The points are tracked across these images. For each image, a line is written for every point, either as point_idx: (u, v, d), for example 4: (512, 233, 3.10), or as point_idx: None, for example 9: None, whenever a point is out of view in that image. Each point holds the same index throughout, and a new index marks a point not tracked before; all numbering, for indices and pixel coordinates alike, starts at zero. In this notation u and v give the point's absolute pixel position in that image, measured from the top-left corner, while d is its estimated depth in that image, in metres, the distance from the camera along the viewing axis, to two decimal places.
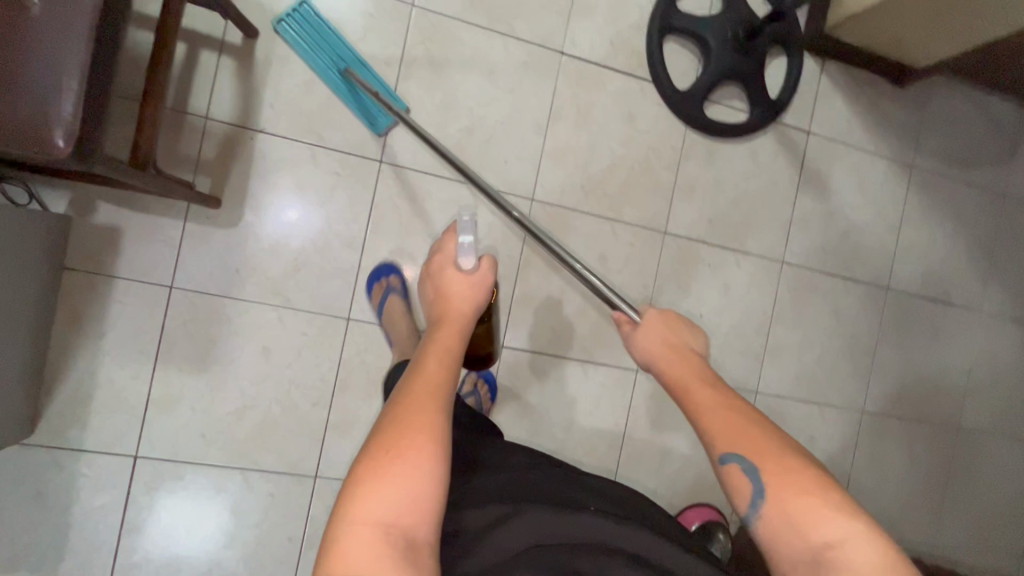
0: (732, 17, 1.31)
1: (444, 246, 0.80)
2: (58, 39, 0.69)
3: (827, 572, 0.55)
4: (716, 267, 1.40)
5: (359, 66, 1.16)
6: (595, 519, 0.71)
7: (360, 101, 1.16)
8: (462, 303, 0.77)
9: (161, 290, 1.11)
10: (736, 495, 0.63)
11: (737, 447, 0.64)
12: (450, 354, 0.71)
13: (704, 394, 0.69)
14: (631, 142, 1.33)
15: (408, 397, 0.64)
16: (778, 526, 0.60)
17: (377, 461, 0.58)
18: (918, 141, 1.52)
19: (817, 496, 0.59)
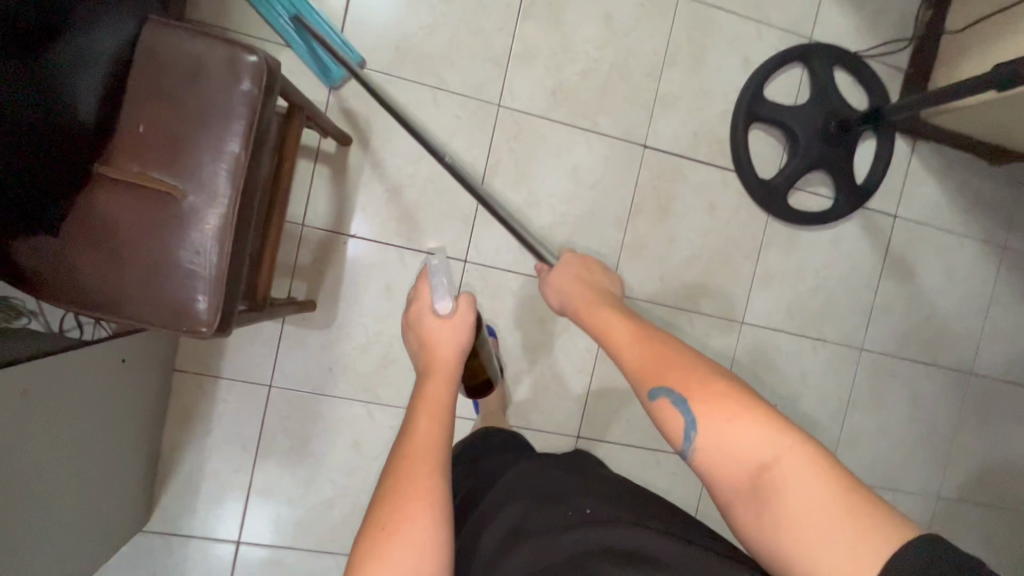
0: (822, 108, 1.28)
1: (418, 294, 0.78)
2: (202, 224, 0.73)
3: (767, 493, 0.51)
4: (792, 355, 1.39)
5: (307, 8, 1.10)
6: (590, 529, 0.68)
7: (314, 50, 1.11)
8: (448, 351, 0.74)
9: (262, 389, 1.17)
10: (669, 432, 0.58)
11: (662, 380, 0.59)
12: (443, 410, 0.68)
13: (615, 327, 0.68)
14: (711, 232, 1.32)
15: (403, 464, 0.62)
16: (714, 455, 0.55)
17: (380, 539, 0.57)
18: (1013, 221, 1.45)
19: (747, 419, 0.54)
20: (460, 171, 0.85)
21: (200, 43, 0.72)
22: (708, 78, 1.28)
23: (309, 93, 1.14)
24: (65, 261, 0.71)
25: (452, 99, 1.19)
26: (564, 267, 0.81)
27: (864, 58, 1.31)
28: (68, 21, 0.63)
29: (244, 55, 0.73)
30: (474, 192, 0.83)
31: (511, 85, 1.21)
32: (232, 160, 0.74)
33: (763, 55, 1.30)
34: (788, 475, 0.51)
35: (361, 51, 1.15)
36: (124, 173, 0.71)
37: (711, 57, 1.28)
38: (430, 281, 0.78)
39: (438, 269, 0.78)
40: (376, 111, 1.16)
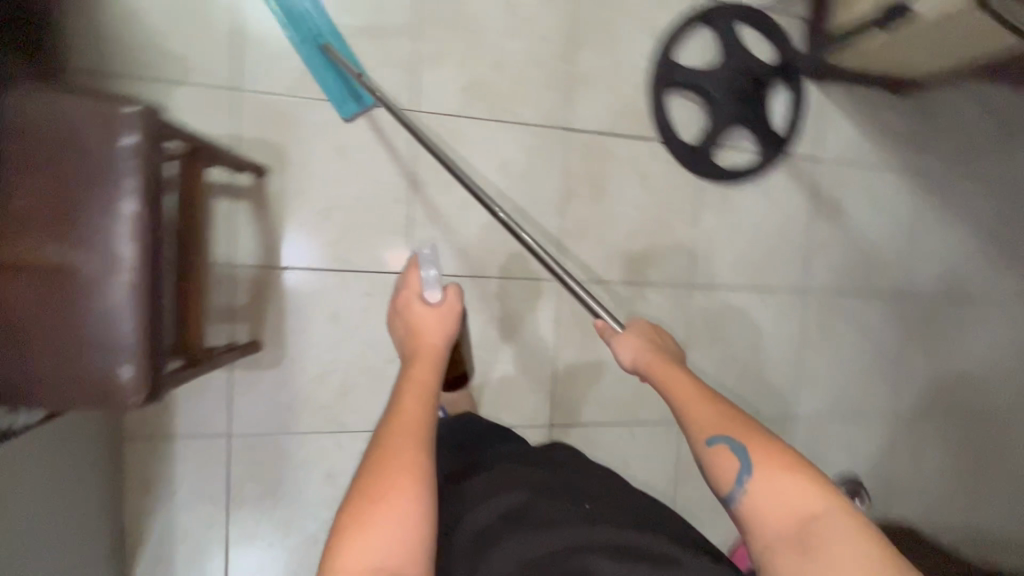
0: (734, 65, 1.29)
1: (409, 280, 0.89)
2: (108, 293, 0.69)
3: (812, 544, 0.57)
4: (743, 309, 1.43)
5: (335, 39, 1.12)
6: (585, 529, 0.72)
7: (337, 77, 1.12)
8: (434, 335, 0.83)
9: (220, 439, 1.13)
10: (723, 477, 0.63)
11: (727, 431, 0.65)
12: (427, 389, 0.75)
13: (680, 381, 0.72)
14: (647, 204, 1.34)
15: (391, 434, 0.67)
16: (764, 501, 0.61)
17: (368, 503, 0.61)
18: (925, 146, 1.53)
19: (801, 476, 0.61)
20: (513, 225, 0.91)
21: (70, 103, 0.67)
22: (619, 53, 1.28)
23: (212, 127, 1.09)
24: None
25: (366, 111, 1.15)
26: (631, 327, 0.84)
27: (765, 11, 1.34)
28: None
29: (120, 109, 0.68)
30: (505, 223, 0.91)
31: (423, 88, 1.18)
32: (129, 222, 0.69)
33: (669, 21, 1.31)
34: (827, 534, 0.57)
35: (260, 77, 1.10)
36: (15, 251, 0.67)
37: (619, 30, 1.28)
38: (421, 272, 0.89)
39: (430, 259, 0.89)
40: (289, 136, 1.12)
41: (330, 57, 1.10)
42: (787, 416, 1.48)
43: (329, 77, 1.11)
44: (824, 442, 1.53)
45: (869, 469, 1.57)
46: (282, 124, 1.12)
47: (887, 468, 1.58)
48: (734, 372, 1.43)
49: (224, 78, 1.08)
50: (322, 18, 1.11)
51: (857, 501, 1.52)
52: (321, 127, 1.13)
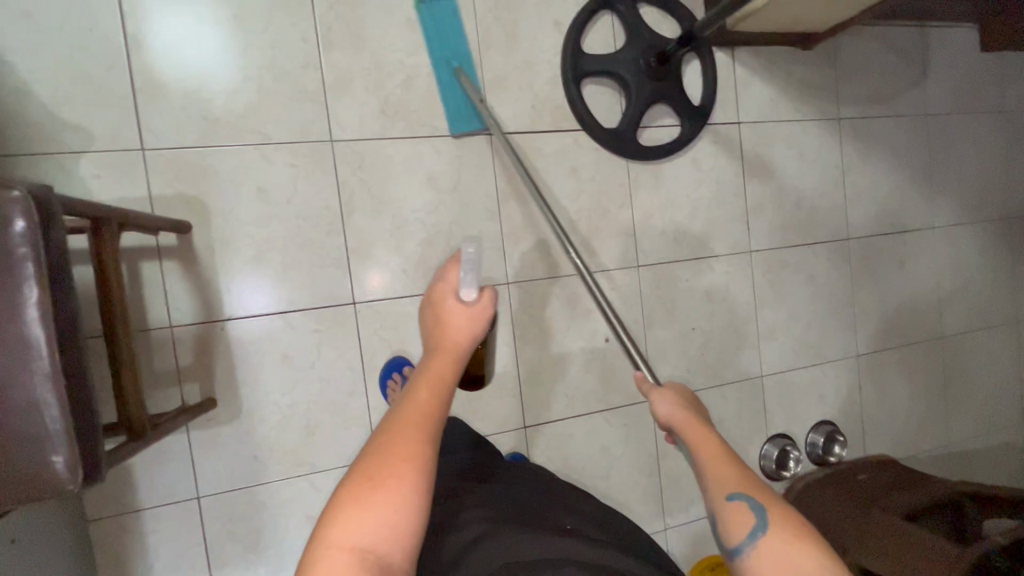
0: (640, 46, 1.32)
1: (447, 275, 0.79)
2: (24, 383, 0.67)
3: None
4: (693, 279, 1.45)
5: (468, 65, 1.25)
6: (577, 543, 0.73)
7: (456, 100, 1.23)
8: (460, 333, 0.75)
9: (191, 504, 1.11)
10: (733, 530, 0.65)
11: (748, 491, 0.65)
12: (442, 386, 0.71)
13: (711, 443, 0.70)
14: (581, 193, 1.35)
15: (399, 425, 0.66)
16: (769, 562, 0.61)
17: (362, 490, 0.60)
18: (839, 93, 1.57)
19: (815, 548, 0.61)
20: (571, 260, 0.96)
21: None
22: (526, 51, 1.29)
23: (125, 191, 1.06)
24: None
25: (282, 150, 1.14)
26: (671, 386, 0.80)
27: None
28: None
29: (2, 194, 0.66)
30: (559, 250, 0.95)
31: (336, 117, 1.17)
32: (32, 308, 0.67)
33: (571, 13, 1.32)
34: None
35: (166, 132, 1.08)
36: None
37: (522, 29, 1.29)
38: (461, 270, 0.78)
39: (471, 261, 0.77)
40: (207, 187, 1.10)
41: (458, 78, 1.22)
42: (753, 374, 1.52)
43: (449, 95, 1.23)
44: (793, 393, 1.56)
45: (841, 411, 1.61)
46: (198, 176, 1.10)
47: (857, 407, 1.63)
48: (696, 342, 1.46)
49: (129, 139, 1.06)
50: (459, 44, 1.24)
51: (834, 443, 1.57)
52: (238, 172, 1.12)
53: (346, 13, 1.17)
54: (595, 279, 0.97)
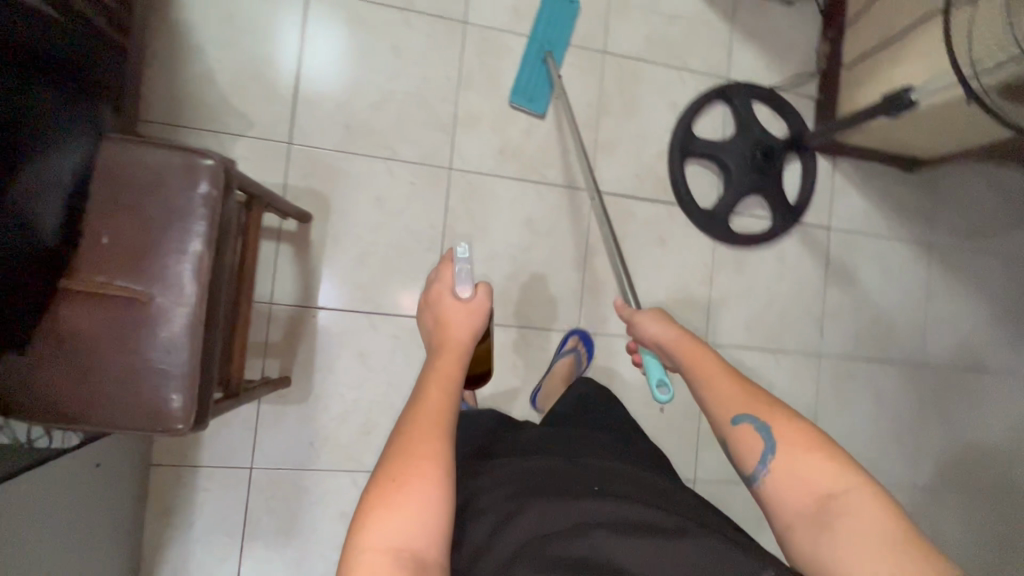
0: (748, 139, 1.39)
1: (440, 273, 0.81)
2: (173, 322, 0.75)
3: (829, 517, 0.59)
4: (757, 369, 1.45)
5: (559, 55, 1.33)
6: (599, 504, 0.68)
7: (534, 77, 1.30)
8: (461, 331, 0.77)
9: (242, 472, 1.16)
10: (745, 456, 0.66)
11: (752, 411, 0.68)
12: (451, 383, 0.71)
13: (708, 363, 0.75)
14: (664, 262, 1.40)
15: (413, 425, 0.65)
16: (784, 477, 0.63)
17: (388, 490, 0.59)
18: (934, 220, 1.58)
19: (825, 454, 0.62)
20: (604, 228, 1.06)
21: (155, 152, 0.75)
22: (640, 123, 1.38)
23: (265, 176, 1.18)
24: (51, 350, 0.72)
25: (405, 168, 1.25)
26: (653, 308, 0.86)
27: (777, 90, 1.45)
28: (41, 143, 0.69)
29: (200, 160, 0.77)
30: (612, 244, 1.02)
31: (459, 148, 1.28)
32: (198, 257, 0.76)
33: (688, 97, 1.41)
34: (845, 506, 0.59)
35: (312, 132, 1.20)
36: (88, 283, 0.72)
37: (641, 103, 1.38)
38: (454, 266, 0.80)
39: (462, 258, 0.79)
40: (333, 186, 1.21)
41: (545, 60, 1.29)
42: None
43: (523, 74, 1.29)
44: None
45: None
46: (328, 175, 1.21)
47: None
48: None
49: (281, 132, 1.19)
50: (561, 35, 1.32)
51: None
52: (362, 179, 1.22)
53: (489, 61, 1.30)
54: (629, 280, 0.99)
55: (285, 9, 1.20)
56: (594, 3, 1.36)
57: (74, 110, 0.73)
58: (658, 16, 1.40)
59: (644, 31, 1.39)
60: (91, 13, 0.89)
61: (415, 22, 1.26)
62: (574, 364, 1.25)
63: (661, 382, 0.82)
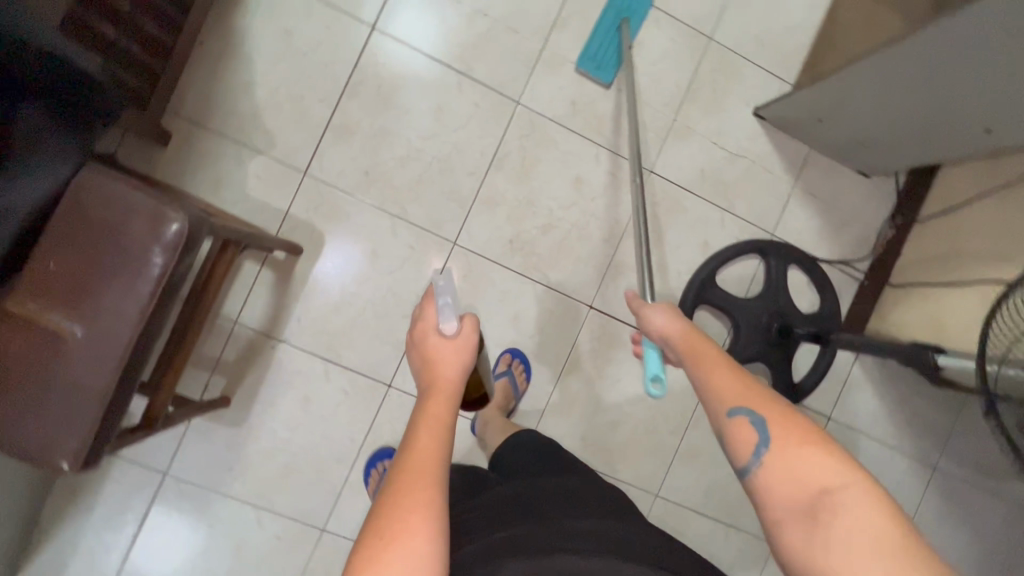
0: (768, 305, 1.28)
1: (423, 311, 0.72)
2: (90, 365, 0.73)
3: (824, 520, 0.50)
4: (703, 539, 1.34)
5: (633, 23, 1.26)
6: (582, 560, 0.59)
7: (603, 46, 1.25)
8: (452, 368, 0.67)
9: (155, 475, 1.16)
10: (736, 452, 0.58)
11: (745, 402, 0.59)
12: (445, 427, 0.62)
13: (702, 351, 0.67)
14: (642, 400, 1.31)
15: (399, 478, 0.57)
16: (779, 476, 0.55)
17: (377, 551, 0.53)
18: (948, 445, 1.44)
19: (822, 449, 0.54)
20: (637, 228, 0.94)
21: (126, 194, 0.74)
22: (663, 254, 1.32)
23: (271, 199, 1.17)
24: None
25: (410, 230, 1.22)
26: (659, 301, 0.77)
27: (820, 263, 1.35)
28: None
29: (168, 212, 0.75)
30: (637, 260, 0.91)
31: (470, 227, 1.24)
32: (137, 306, 0.74)
33: (723, 241, 1.33)
34: (845, 503, 0.50)
35: (332, 170, 1.19)
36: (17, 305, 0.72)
37: (671, 234, 1.32)
38: (434, 301, 0.71)
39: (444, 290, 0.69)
40: (333, 228, 1.19)
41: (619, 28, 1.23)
42: None
43: (609, 44, 1.25)
44: None
45: None
46: (331, 216, 1.19)
47: None
48: None
49: (301, 161, 1.17)
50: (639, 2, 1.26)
51: None
52: (364, 229, 1.20)
53: (528, 149, 1.25)
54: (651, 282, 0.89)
55: (344, 42, 1.18)
56: (654, 120, 1.30)
57: (48, 132, 0.72)
58: (719, 150, 1.32)
59: (698, 163, 1.32)
60: (139, 17, 0.88)
61: (467, 89, 1.22)
62: (509, 385, 1.22)
63: (655, 377, 0.77)
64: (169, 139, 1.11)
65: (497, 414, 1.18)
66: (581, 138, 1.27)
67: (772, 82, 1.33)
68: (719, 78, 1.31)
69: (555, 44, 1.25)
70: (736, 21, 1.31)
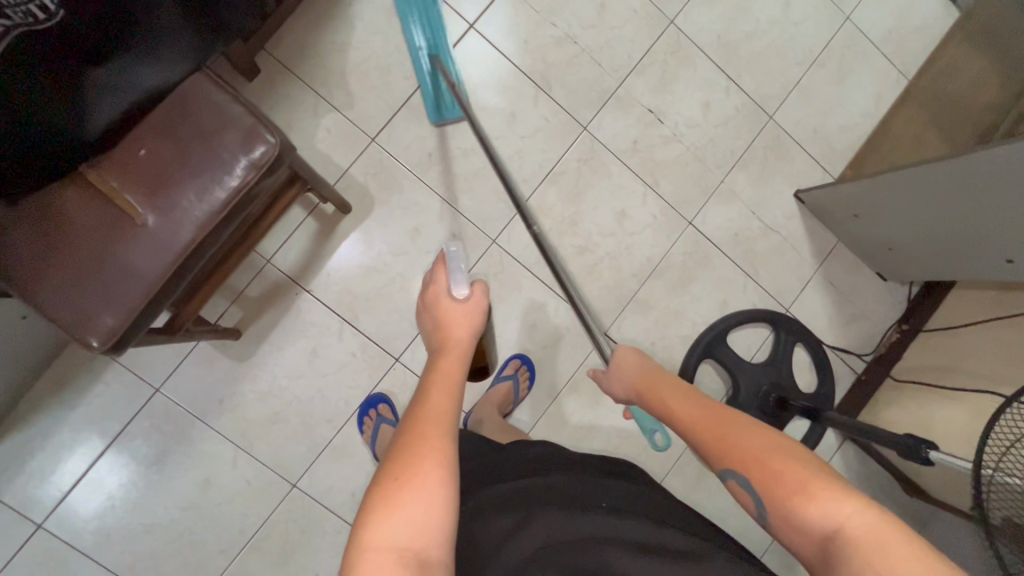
0: (771, 373, 1.32)
1: (434, 278, 0.78)
2: (150, 252, 0.76)
3: (833, 565, 0.52)
4: None
5: (445, 57, 1.22)
6: (607, 522, 0.65)
7: (437, 89, 1.21)
8: (461, 330, 0.74)
9: (146, 391, 1.15)
10: (748, 508, 0.64)
11: (729, 465, 0.66)
12: (454, 382, 0.66)
13: (692, 410, 0.75)
14: (632, 436, 1.33)
15: (413, 431, 0.59)
16: (788, 528, 0.58)
17: (390, 492, 0.54)
18: None
19: (807, 491, 0.57)
20: (543, 245, 0.83)
21: (227, 108, 0.78)
22: (684, 302, 1.36)
23: (335, 154, 1.21)
24: (36, 225, 0.74)
25: (456, 218, 1.26)
26: (615, 359, 0.91)
27: (826, 347, 1.41)
28: (117, 40, 0.69)
29: (248, 122, 0.78)
30: (546, 256, 0.83)
31: (511, 230, 1.29)
32: (205, 210, 0.77)
33: (741, 304, 1.39)
34: (846, 543, 0.52)
35: (399, 143, 1.23)
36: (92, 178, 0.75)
37: (695, 286, 1.37)
38: (446, 269, 0.78)
39: (456, 257, 0.77)
40: (385, 196, 1.23)
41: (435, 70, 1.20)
42: None
43: (443, 92, 1.22)
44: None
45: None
46: (386, 185, 1.23)
47: None
48: None
49: (372, 128, 1.22)
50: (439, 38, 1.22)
51: None
52: (412, 205, 1.24)
53: (583, 172, 1.31)
54: (566, 281, 0.85)
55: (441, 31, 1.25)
56: (704, 177, 1.37)
57: (176, 31, 0.73)
58: (756, 221, 1.40)
59: (734, 226, 1.39)
60: None
61: (542, 103, 1.29)
62: (510, 390, 1.25)
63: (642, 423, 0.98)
64: (257, 74, 1.15)
65: (492, 413, 1.20)
66: (634, 176, 1.34)
67: (818, 172, 1.42)
68: (770, 155, 1.40)
69: (630, 84, 1.33)
70: (798, 108, 1.41)
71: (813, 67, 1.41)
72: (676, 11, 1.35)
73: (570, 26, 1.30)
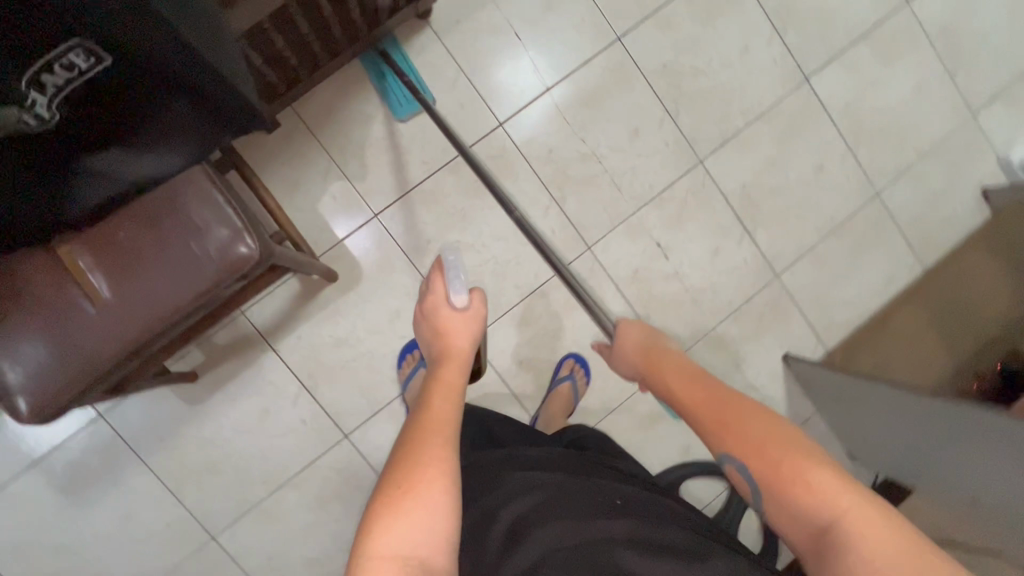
0: None
1: (432, 285, 0.76)
2: (100, 334, 0.74)
3: (830, 553, 0.52)
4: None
5: (400, 55, 1.17)
6: (625, 526, 0.62)
7: (391, 87, 1.17)
8: (462, 339, 0.72)
9: (89, 413, 1.14)
10: (741, 488, 0.63)
11: (726, 448, 0.62)
12: (457, 390, 0.65)
13: (688, 390, 0.71)
14: None
15: (417, 438, 0.57)
16: (782, 510, 0.57)
17: (394, 500, 0.51)
18: None
19: (802, 480, 0.55)
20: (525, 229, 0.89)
21: (218, 206, 0.77)
22: (646, 440, 1.34)
23: (335, 221, 1.20)
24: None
25: None
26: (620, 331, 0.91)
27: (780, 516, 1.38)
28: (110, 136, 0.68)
29: (234, 221, 0.77)
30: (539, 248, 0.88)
31: (491, 331, 1.27)
32: (168, 303, 0.75)
33: (703, 453, 1.36)
34: (846, 536, 0.51)
35: (404, 221, 1.22)
36: (65, 249, 0.75)
37: (660, 428, 1.34)
38: (443, 276, 0.76)
39: (454, 265, 0.76)
40: (374, 273, 1.22)
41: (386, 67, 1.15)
42: None
43: (390, 85, 1.17)
44: None
45: None
46: (377, 262, 1.22)
47: None
48: None
49: (378, 203, 1.21)
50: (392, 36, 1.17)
51: None
52: (398, 288, 1.22)
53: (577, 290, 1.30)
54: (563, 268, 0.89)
55: (470, 123, 1.24)
56: (696, 321, 1.35)
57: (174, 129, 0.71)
58: (738, 374, 1.37)
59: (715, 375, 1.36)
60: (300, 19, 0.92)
61: (552, 214, 1.28)
62: None
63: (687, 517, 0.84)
64: (276, 128, 1.14)
65: None
66: (626, 305, 1.32)
67: (811, 340, 1.40)
68: (767, 313, 1.38)
69: (645, 215, 1.31)
70: (806, 272, 1.39)
71: (831, 235, 1.39)
72: (708, 152, 1.33)
73: (598, 145, 1.29)
